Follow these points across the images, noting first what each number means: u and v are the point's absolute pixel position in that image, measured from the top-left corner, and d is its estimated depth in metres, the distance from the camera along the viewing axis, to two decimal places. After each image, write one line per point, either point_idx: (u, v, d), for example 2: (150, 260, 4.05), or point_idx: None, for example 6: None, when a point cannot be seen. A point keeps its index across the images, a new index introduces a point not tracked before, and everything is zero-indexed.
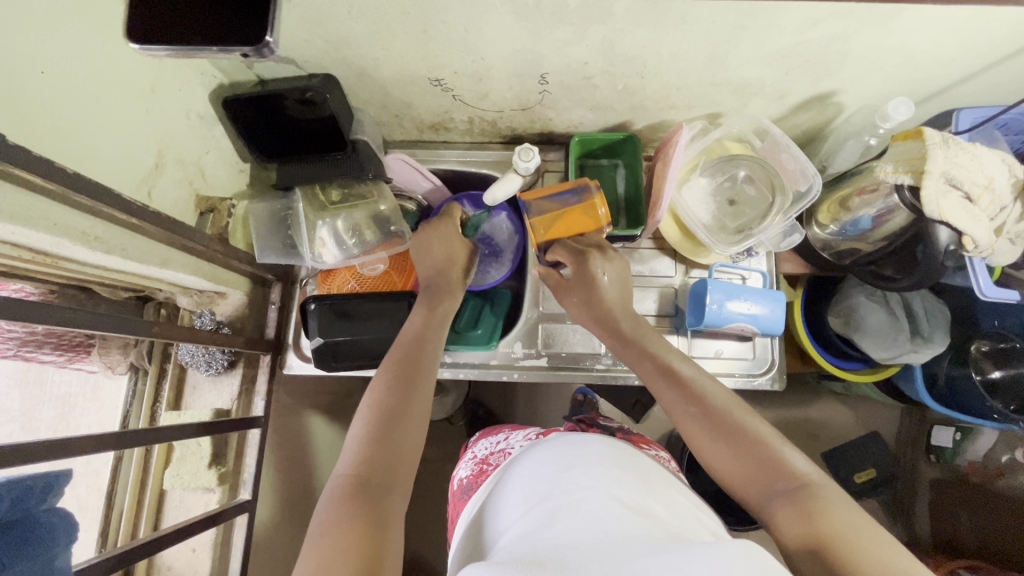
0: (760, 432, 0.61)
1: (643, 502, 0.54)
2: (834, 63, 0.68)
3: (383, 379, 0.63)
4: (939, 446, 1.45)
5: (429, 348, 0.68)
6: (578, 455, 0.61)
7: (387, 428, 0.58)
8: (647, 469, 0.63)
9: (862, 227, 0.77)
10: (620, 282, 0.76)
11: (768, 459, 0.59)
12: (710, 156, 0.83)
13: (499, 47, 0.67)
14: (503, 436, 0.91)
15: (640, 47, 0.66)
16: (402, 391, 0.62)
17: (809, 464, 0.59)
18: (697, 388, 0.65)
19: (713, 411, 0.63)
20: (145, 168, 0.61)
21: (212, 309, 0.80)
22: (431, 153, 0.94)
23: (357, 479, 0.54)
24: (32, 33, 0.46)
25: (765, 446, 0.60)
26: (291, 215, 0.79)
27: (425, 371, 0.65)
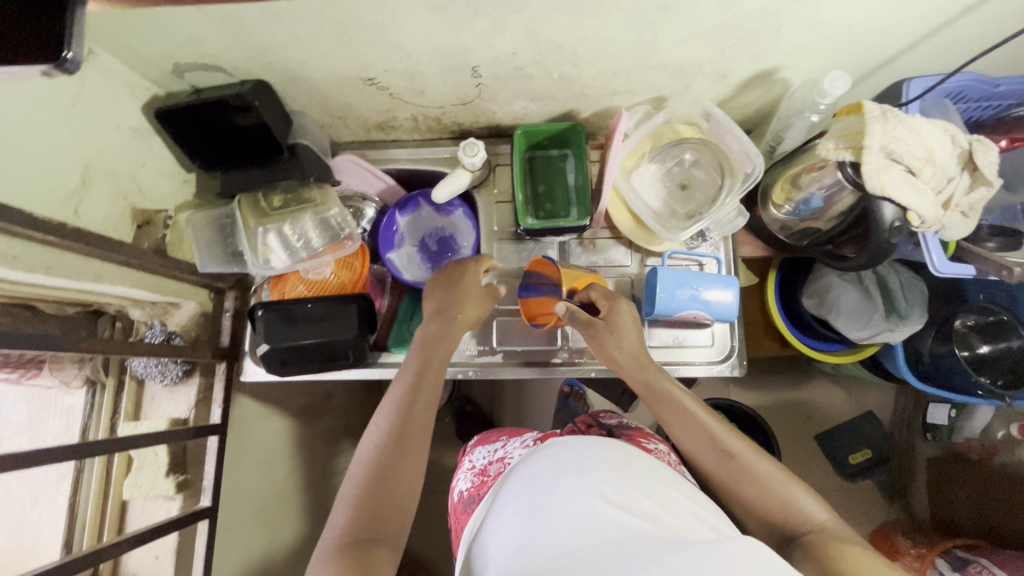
0: (774, 474, 0.65)
1: (640, 505, 0.55)
2: (768, 39, 0.65)
3: (384, 427, 0.65)
4: (934, 424, 1.36)
5: (422, 395, 0.67)
6: (580, 459, 0.61)
7: (385, 476, 0.61)
8: (656, 469, 0.65)
9: (814, 205, 0.75)
10: (636, 334, 0.74)
11: (785, 504, 0.63)
12: (659, 141, 0.81)
13: (422, 42, 0.66)
14: (501, 444, 0.92)
15: (565, 34, 0.65)
16: (398, 448, 0.63)
17: (821, 508, 0.62)
18: (720, 431, 0.68)
19: (733, 454, 0.66)
20: (68, 186, 0.61)
21: (164, 320, 0.80)
22: (381, 153, 0.93)
23: (343, 544, 0.55)
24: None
25: (781, 491, 0.63)
26: (231, 223, 0.79)
27: (421, 426, 0.66)
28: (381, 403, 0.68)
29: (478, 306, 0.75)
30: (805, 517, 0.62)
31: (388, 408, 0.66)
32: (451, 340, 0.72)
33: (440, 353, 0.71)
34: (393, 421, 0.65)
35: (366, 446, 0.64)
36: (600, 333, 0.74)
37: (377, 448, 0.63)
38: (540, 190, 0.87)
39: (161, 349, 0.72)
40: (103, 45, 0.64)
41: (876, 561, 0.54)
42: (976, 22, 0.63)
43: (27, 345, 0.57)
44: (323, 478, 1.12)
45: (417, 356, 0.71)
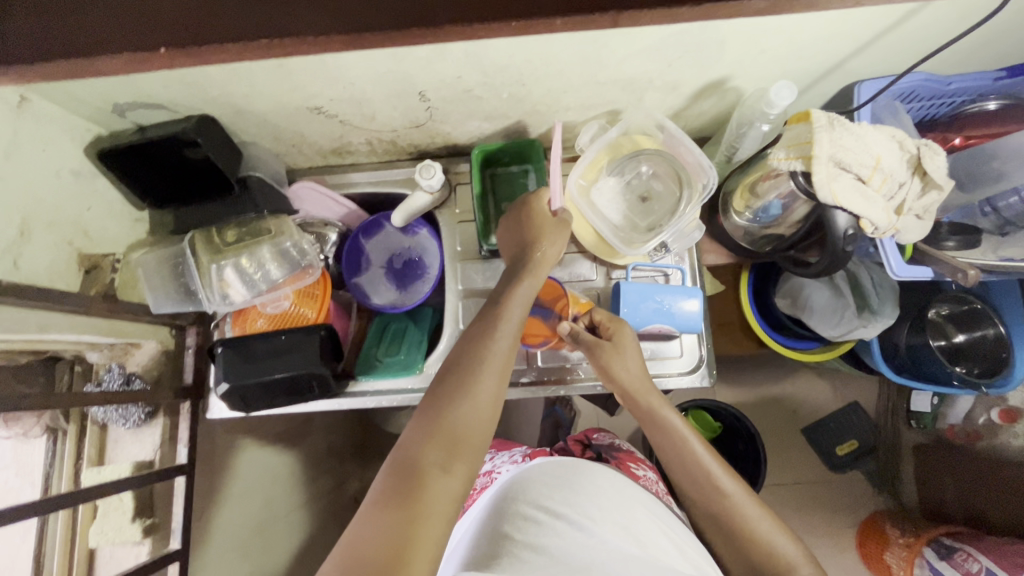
0: (759, 516, 0.65)
1: (628, 533, 0.62)
2: (714, 51, 0.65)
3: (468, 353, 0.60)
4: (918, 412, 1.35)
5: (505, 330, 0.62)
6: (590, 481, 0.67)
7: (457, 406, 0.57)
8: (632, 494, 0.69)
9: (773, 213, 0.75)
10: (638, 357, 0.73)
11: (760, 545, 0.64)
12: (615, 154, 0.80)
13: (363, 71, 0.65)
14: (490, 458, 0.91)
15: (507, 57, 0.64)
16: (481, 378, 0.58)
17: (798, 554, 0.63)
18: (711, 466, 0.68)
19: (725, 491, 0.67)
20: (4, 239, 0.59)
21: (123, 362, 0.78)
22: (340, 177, 0.92)
23: (410, 467, 0.53)
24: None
25: (763, 533, 0.64)
26: (185, 262, 0.77)
27: (507, 359, 0.61)
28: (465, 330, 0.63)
29: (555, 239, 0.70)
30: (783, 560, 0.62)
31: (474, 334, 0.62)
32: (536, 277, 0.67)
33: (525, 287, 0.66)
34: (475, 348, 0.60)
35: (447, 369, 0.60)
36: (605, 353, 0.72)
37: (454, 370, 0.60)
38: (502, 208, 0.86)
39: (111, 397, 0.71)
40: (37, 90, 0.62)
41: None
42: (921, 25, 0.62)
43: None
44: (306, 505, 1.10)
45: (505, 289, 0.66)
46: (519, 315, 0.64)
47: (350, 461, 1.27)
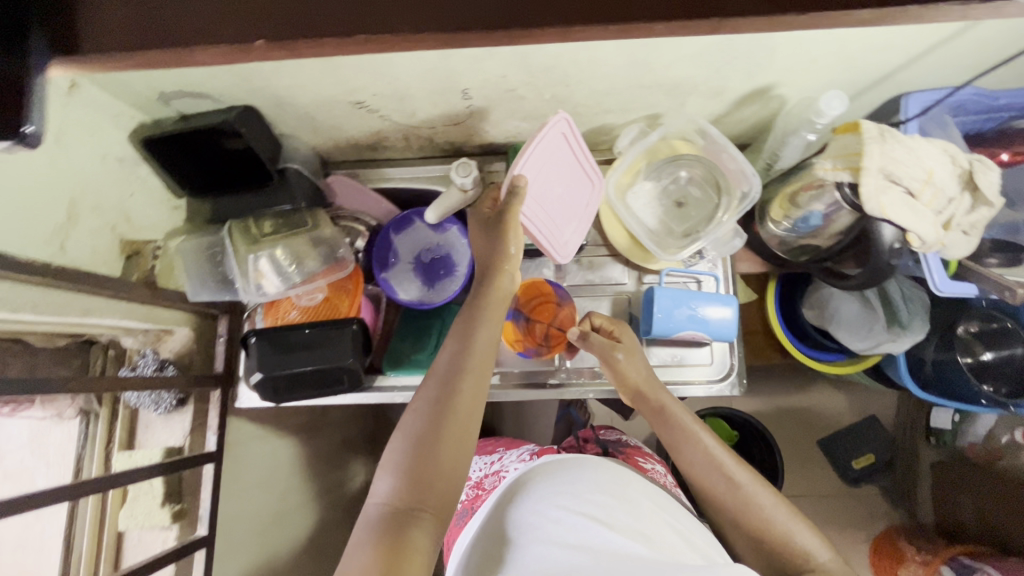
0: (779, 507, 0.64)
1: (634, 527, 0.60)
2: (762, 58, 0.64)
3: (437, 391, 0.58)
4: (938, 429, 1.33)
5: (475, 352, 0.60)
6: (592, 485, 0.65)
7: (432, 442, 0.55)
8: (638, 487, 0.68)
9: (813, 224, 0.74)
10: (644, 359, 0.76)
11: (780, 537, 0.62)
12: (652, 158, 0.81)
13: (410, 68, 0.65)
14: (499, 456, 0.90)
15: (555, 58, 0.63)
16: (449, 419, 0.56)
17: (819, 547, 0.61)
18: (722, 462, 0.67)
19: (741, 484, 0.65)
20: (53, 222, 0.60)
21: (157, 348, 0.79)
22: (375, 172, 0.92)
23: (389, 514, 0.52)
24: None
25: (783, 526, 0.62)
26: (222, 251, 0.78)
27: (474, 390, 0.59)
28: (430, 365, 0.60)
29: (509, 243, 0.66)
30: (803, 552, 0.60)
31: (438, 371, 0.59)
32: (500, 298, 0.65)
33: (491, 310, 0.64)
34: (440, 385, 0.58)
35: (413, 414, 0.57)
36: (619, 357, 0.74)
37: (422, 406, 0.58)
38: None
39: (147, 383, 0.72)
40: (89, 77, 0.62)
41: None
42: (977, 40, 0.61)
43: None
44: (320, 496, 1.10)
45: (470, 314, 0.63)
46: (483, 341, 0.61)
47: (367, 455, 1.28)
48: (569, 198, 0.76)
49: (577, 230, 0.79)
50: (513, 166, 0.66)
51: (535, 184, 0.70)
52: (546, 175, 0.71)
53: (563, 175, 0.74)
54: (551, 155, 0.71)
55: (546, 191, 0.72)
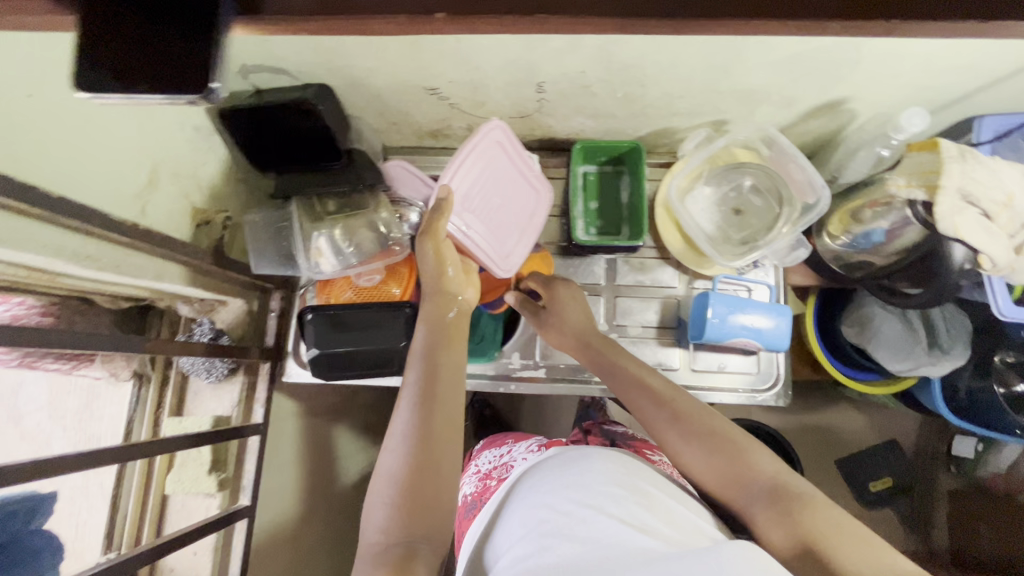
0: (735, 436, 0.59)
1: (642, 517, 0.54)
2: (842, 70, 0.64)
3: (412, 418, 0.56)
4: (959, 456, 1.36)
5: (444, 364, 0.61)
6: (573, 471, 0.61)
7: (423, 464, 0.54)
8: (643, 473, 0.63)
9: (875, 240, 0.75)
10: (581, 309, 0.78)
11: (737, 460, 0.57)
12: (714, 164, 0.81)
13: (492, 58, 0.66)
14: (507, 448, 0.87)
15: (638, 57, 0.64)
16: (427, 444, 0.55)
17: (776, 465, 0.57)
18: (670, 397, 0.64)
19: (688, 425, 0.61)
20: (138, 185, 0.61)
21: (212, 317, 0.80)
22: (432, 160, 0.93)
23: (385, 546, 0.50)
24: (3, 53, 0.46)
25: (737, 451, 0.58)
26: (287, 225, 0.79)
27: (448, 409, 0.58)
28: (398, 392, 0.59)
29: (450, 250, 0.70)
30: (762, 474, 0.56)
31: (408, 397, 0.58)
32: (459, 312, 0.68)
33: (444, 323, 0.66)
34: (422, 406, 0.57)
35: (391, 450, 0.56)
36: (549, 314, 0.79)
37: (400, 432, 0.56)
38: (590, 207, 0.87)
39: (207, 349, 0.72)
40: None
41: (861, 541, 0.48)
42: None
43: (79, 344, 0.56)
44: None
45: (435, 338, 0.64)
46: (448, 362, 0.62)
47: None
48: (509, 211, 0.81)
49: (522, 244, 0.81)
50: (438, 174, 0.72)
51: (463, 193, 0.75)
52: (477, 185, 0.77)
53: (499, 188, 0.79)
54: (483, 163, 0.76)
55: (478, 201, 0.77)
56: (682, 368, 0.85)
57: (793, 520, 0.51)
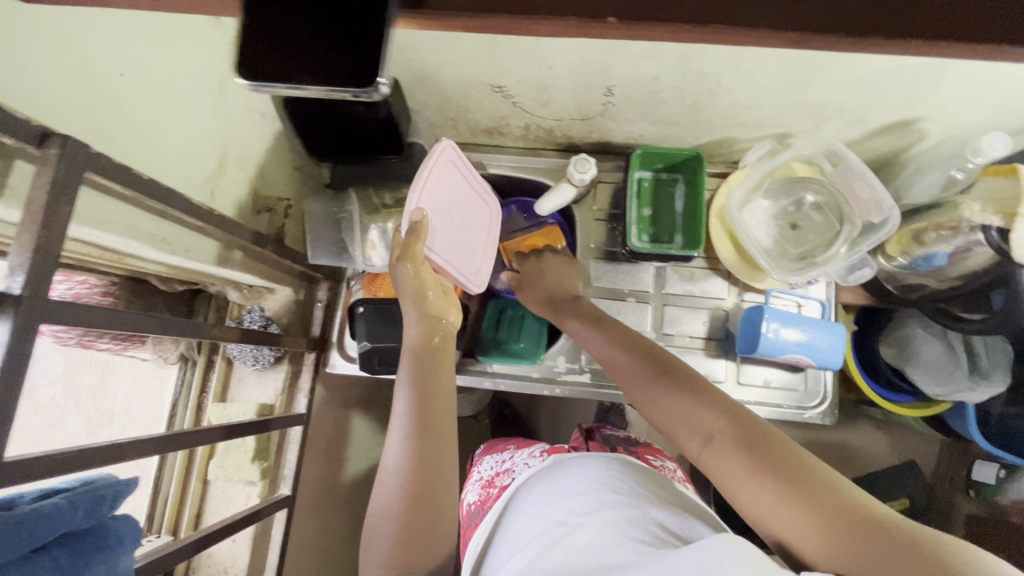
0: (704, 384, 0.58)
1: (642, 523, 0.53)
2: (921, 90, 0.63)
3: (404, 453, 0.59)
4: (980, 481, 1.25)
5: (434, 395, 0.62)
6: (571, 480, 0.60)
7: (420, 500, 0.57)
8: (639, 474, 0.63)
9: (936, 263, 0.74)
10: (560, 276, 0.82)
11: (694, 402, 0.56)
12: (775, 177, 0.80)
13: (568, 58, 0.64)
14: (510, 454, 0.81)
15: (717, 65, 0.63)
16: (419, 478, 0.58)
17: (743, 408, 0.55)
18: (634, 343, 0.66)
19: (650, 375, 0.61)
20: (208, 169, 0.60)
21: (261, 305, 0.80)
22: (483, 157, 0.91)
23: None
24: (108, 35, 0.46)
25: (703, 393, 0.56)
26: (345, 217, 0.78)
27: (439, 441, 0.60)
28: (390, 419, 0.61)
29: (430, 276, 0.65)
30: (725, 413, 0.54)
31: (399, 428, 0.60)
32: (444, 338, 0.66)
33: (435, 351, 0.65)
34: (409, 438, 0.59)
35: (386, 479, 0.60)
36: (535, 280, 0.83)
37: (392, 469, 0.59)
38: (644, 214, 0.85)
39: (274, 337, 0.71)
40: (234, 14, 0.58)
41: (826, 495, 0.45)
42: None
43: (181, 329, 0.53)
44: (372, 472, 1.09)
45: (421, 367, 0.64)
46: (435, 390, 0.62)
47: None
48: (470, 222, 0.77)
49: (485, 254, 0.80)
50: (409, 199, 0.62)
51: (434, 215, 0.67)
52: (443, 202, 0.70)
53: (459, 200, 0.74)
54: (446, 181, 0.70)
55: (447, 219, 0.71)
56: (728, 381, 0.84)
57: (757, 466, 0.49)
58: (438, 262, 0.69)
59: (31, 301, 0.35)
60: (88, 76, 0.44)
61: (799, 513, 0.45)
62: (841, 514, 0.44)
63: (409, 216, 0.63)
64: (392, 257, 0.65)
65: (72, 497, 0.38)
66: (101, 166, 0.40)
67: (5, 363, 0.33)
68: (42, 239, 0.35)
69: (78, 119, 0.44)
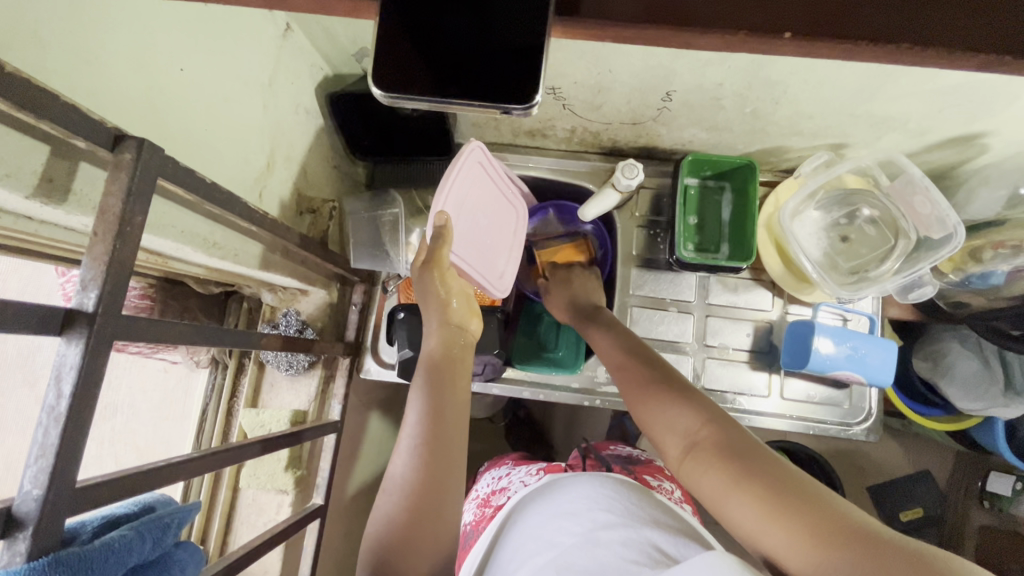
0: (697, 394, 0.54)
1: (639, 546, 0.46)
2: (996, 105, 0.61)
3: (412, 463, 0.52)
4: (994, 493, 1.16)
5: (449, 401, 0.57)
6: (562, 500, 0.56)
7: (420, 513, 0.50)
8: (647, 503, 0.57)
9: (991, 282, 0.72)
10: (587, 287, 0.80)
11: (680, 406, 0.52)
12: (830, 189, 0.78)
13: (632, 62, 0.61)
14: (506, 471, 0.75)
15: (787, 74, 0.61)
16: (429, 495, 0.51)
17: (736, 422, 0.51)
18: (630, 350, 0.63)
19: (640, 382, 0.58)
20: (257, 169, 0.58)
21: (295, 308, 0.77)
22: (521, 158, 0.88)
23: None
24: (176, 30, 0.43)
25: (696, 403, 0.52)
26: (386, 220, 0.75)
27: (452, 458, 0.54)
28: (400, 429, 0.55)
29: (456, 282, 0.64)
30: (715, 422, 0.50)
31: (408, 439, 0.54)
32: (467, 356, 0.63)
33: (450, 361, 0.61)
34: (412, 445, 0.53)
35: (388, 496, 0.52)
36: (564, 287, 0.81)
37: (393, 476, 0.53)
38: (690, 222, 0.83)
39: (314, 344, 0.67)
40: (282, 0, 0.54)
41: (811, 507, 0.41)
42: None
43: (232, 339, 0.50)
44: None
45: (437, 376, 0.59)
46: (451, 401, 0.57)
47: None
48: (498, 228, 0.73)
49: (511, 259, 0.75)
50: (434, 201, 0.60)
51: (459, 218, 0.65)
52: (470, 206, 0.67)
53: (488, 206, 0.71)
54: (471, 181, 0.67)
55: (473, 223, 0.68)
56: (770, 395, 0.82)
57: (741, 475, 0.45)
58: (461, 265, 0.66)
59: (103, 318, 0.32)
60: (149, 70, 0.41)
61: (785, 528, 0.41)
62: (822, 525, 0.39)
63: (434, 221, 0.61)
64: (415, 264, 0.63)
65: (138, 525, 0.36)
66: (170, 172, 0.37)
67: (78, 388, 0.31)
68: (115, 254, 0.33)
69: (137, 113, 0.41)
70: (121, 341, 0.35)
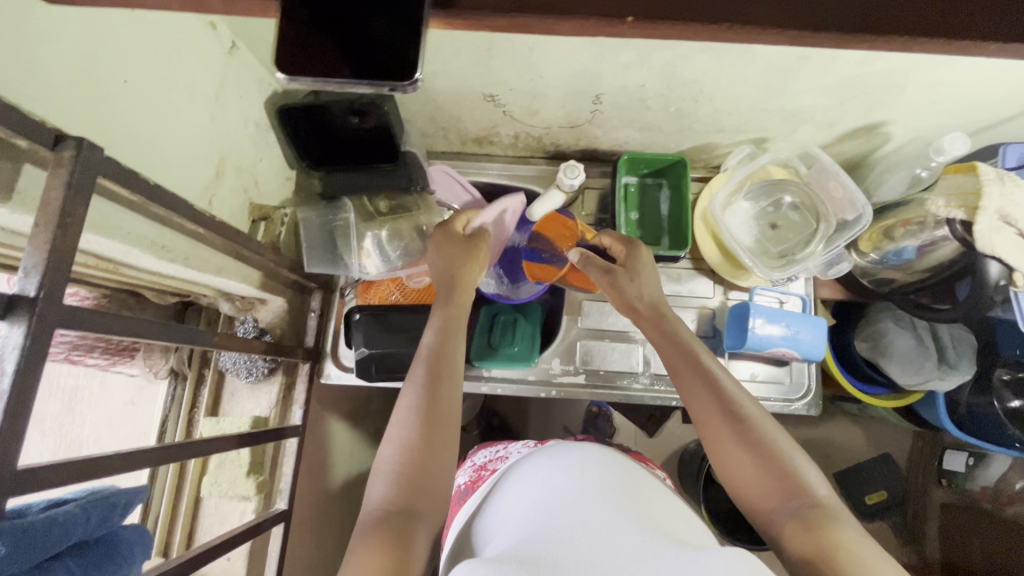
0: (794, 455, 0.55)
1: (640, 508, 0.48)
2: (886, 96, 0.68)
3: (420, 391, 0.56)
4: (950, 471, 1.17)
5: (455, 343, 0.62)
6: (567, 453, 0.56)
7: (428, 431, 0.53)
8: (641, 478, 0.56)
9: (905, 257, 0.78)
10: (653, 280, 0.72)
11: (784, 470, 0.53)
12: (754, 181, 0.83)
13: (559, 67, 0.67)
14: (505, 444, 0.76)
15: (699, 73, 0.66)
16: (433, 420, 0.54)
17: (825, 487, 0.53)
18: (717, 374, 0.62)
19: (734, 419, 0.57)
20: (207, 177, 0.61)
21: (254, 316, 0.79)
22: (472, 165, 0.93)
23: (384, 510, 0.49)
24: (120, 46, 0.47)
25: (794, 468, 0.53)
26: (340, 225, 0.78)
27: (453, 392, 0.58)
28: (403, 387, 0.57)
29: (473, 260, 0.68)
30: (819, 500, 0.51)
31: (413, 391, 0.56)
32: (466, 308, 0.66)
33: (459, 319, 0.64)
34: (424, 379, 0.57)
35: (395, 426, 0.55)
36: (616, 276, 0.73)
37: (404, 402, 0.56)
38: (632, 217, 0.88)
39: (273, 346, 0.70)
40: (225, 19, 0.58)
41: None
42: None
43: (186, 337, 0.52)
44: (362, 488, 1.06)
45: (446, 324, 0.63)
46: (455, 350, 0.61)
47: None
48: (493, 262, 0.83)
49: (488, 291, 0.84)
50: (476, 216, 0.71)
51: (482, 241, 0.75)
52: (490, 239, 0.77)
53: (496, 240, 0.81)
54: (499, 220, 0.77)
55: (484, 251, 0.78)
56: None
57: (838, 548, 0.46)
58: None
59: (44, 303, 0.35)
60: (94, 81, 0.44)
61: None
62: None
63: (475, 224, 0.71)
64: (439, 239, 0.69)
65: (83, 506, 0.37)
66: (112, 172, 0.40)
67: (20, 365, 0.33)
68: (56, 241, 0.35)
69: (85, 123, 0.44)
70: (65, 326, 0.37)
